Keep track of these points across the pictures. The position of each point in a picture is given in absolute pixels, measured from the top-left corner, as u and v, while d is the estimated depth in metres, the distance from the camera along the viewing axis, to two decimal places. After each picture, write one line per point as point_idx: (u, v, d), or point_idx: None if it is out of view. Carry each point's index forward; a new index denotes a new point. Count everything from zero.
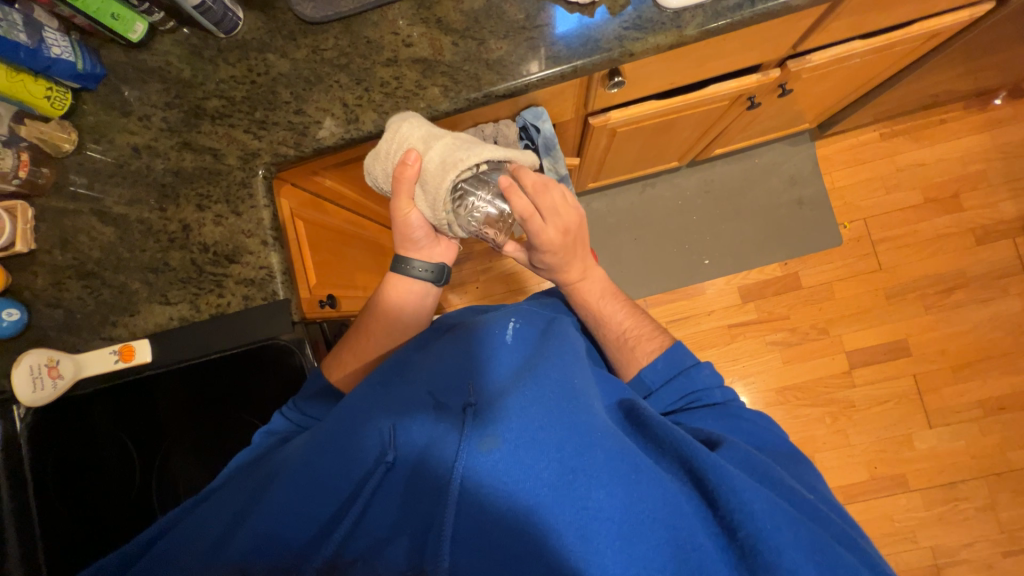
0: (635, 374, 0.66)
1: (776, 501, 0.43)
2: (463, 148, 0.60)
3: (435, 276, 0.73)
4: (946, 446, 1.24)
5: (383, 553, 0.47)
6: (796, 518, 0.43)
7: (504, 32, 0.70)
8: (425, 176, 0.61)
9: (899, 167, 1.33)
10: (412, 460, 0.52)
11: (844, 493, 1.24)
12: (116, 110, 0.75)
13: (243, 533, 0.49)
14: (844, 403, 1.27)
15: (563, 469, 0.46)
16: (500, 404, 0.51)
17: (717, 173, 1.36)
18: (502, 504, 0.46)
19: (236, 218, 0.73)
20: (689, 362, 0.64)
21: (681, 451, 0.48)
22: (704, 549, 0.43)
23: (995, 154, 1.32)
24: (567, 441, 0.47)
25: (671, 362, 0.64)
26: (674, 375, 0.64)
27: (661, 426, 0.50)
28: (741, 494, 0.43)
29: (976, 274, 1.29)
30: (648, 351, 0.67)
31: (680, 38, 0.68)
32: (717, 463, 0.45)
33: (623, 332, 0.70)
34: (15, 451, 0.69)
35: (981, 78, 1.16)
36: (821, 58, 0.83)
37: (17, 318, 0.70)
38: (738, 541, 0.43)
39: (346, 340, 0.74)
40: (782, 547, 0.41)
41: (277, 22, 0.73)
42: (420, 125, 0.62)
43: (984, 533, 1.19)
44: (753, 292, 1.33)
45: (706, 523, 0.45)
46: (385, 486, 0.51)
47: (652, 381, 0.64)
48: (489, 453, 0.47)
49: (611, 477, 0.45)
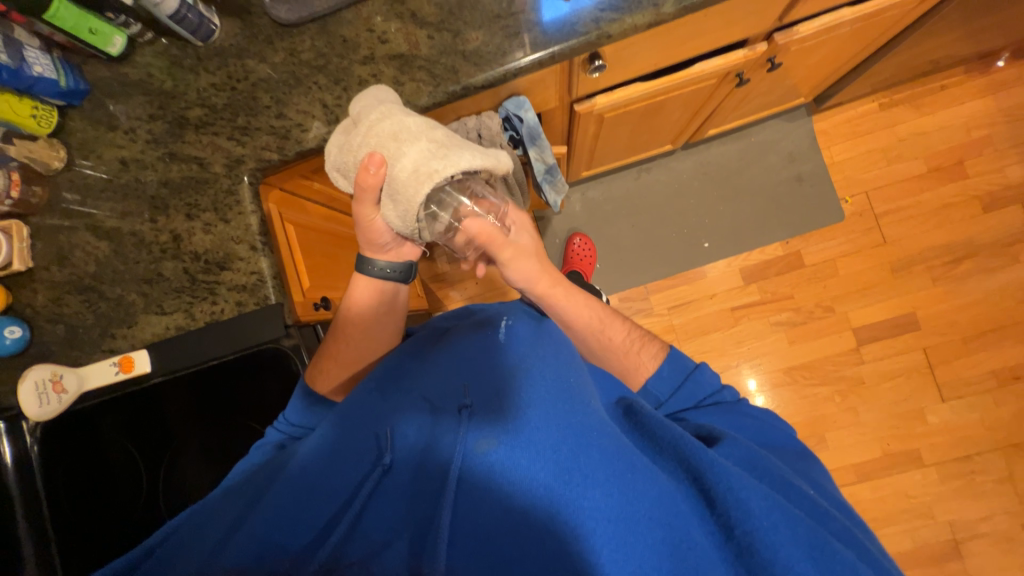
0: (642, 385, 0.63)
1: (774, 496, 0.42)
2: (439, 157, 0.53)
3: (402, 271, 0.72)
4: (960, 419, 1.21)
5: (380, 555, 0.46)
6: (796, 515, 0.42)
7: (480, 22, 0.69)
8: (393, 186, 0.56)
9: (900, 137, 1.30)
10: (409, 464, 0.52)
11: (857, 471, 1.22)
12: (102, 125, 0.75)
13: (240, 535, 0.49)
14: (853, 380, 1.25)
15: (559, 468, 0.46)
16: (500, 408, 0.52)
17: (713, 155, 1.34)
18: (499, 502, 0.46)
19: (225, 225, 0.73)
20: (692, 365, 0.64)
21: (679, 449, 0.48)
22: (699, 547, 0.42)
23: (1000, 118, 1.29)
24: (565, 441, 0.48)
25: (676, 367, 0.63)
26: (682, 381, 0.62)
27: (659, 424, 0.50)
28: (738, 492, 0.42)
29: (984, 243, 1.25)
30: (653, 355, 0.65)
31: (658, 17, 0.66)
32: (715, 460, 0.45)
33: (624, 338, 0.68)
34: (28, 465, 0.71)
35: (981, 40, 1.13)
36: (808, 29, 0.81)
37: (19, 334, 0.71)
38: (736, 539, 0.42)
39: (327, 348, 0.72)
40: (778, 543, 0.40)
41: (254, 27, 0.73)
42: (384, 127, 0.56)
43: (1002, 506, 1.17)
44: (755, 273, 1.31)
45: (704, 520, 0.44)
46: (382, 489, 0.51)
47: (659, 390, 0.62)
48: (488, 453, 0.48)
49: (608, 477, 0.45)
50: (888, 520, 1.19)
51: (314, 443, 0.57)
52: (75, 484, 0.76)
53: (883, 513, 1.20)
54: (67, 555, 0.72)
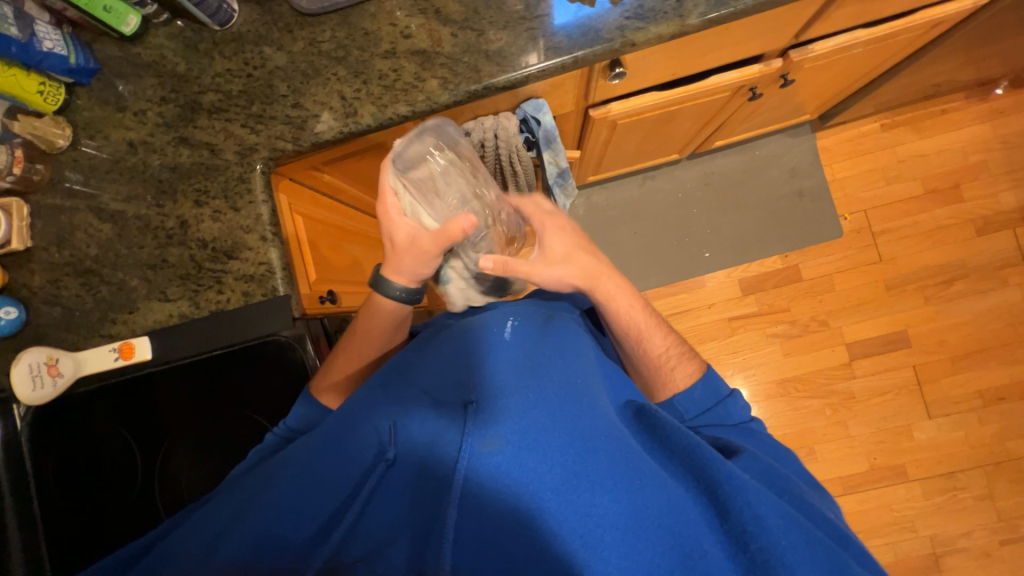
0: (669, 399, 0.62)
1: (792, 515, 0.43)
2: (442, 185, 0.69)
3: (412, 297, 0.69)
4: (945, 436, 1.24)
5: (383, 555, 0.46)
6: (813, 535, 0.42)
7: (503, 22, 0.69)
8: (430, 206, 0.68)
9: (900, 158, 1.33)
10: (411, 461, 0.51)
11: (843, 483, 1.25)
12: (110, 105, 0.74)
13: (237, 534, 0.48)
14: (843, 395, 1.28)
15: (567, 473, 0.45)
16: (500, 407, 0.50)
17: (718, 165, 1.36)
18: (501, 503, 0.45)
19: (234, 213, 0.72)
20: (725, 392, 0.62)
21: (692, 456, 0.47)
22: (711, 558, 0.42)
23: (995, 144, 1.32)
24: (572, 445, 0.46)
25: (709, 390, 0.61)
26: (712, 406, 0.61)
27: (671, 430, 0.50)
28: (757, 508, 0.43)
29: (976, 265, 1.29)
30: (687, 374, 0.63)
31: (682, 28, 0.67)
32: (732, 474, 0.45)
33: (662, 351, 0.65)
34: (16, 449, 0.70)
35: (984, 68, 1.16)
36: (822, 48, 0.82)
37: (15, 315, 0.69)
38: (749, 553, 0.42)
39: (340, 353, 0.70)
40: (795, 564, 0.41)
41: (274, 14, 0.72)
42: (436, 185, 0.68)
43: (982, 523, 1.20)
44: (753, 285, 1.33)
45: (712, 529, 0.44)
46: (384, 486, 0.50)
47: (687, 409, 0.61)
48: (493, 454, 0.46)
49: (615, 483, 0.44)
50: (871, 533, 1.22)
51: (320, 437, 0.57)
52: (69, 473, 0.73)
53: (866, 526, 1.22)
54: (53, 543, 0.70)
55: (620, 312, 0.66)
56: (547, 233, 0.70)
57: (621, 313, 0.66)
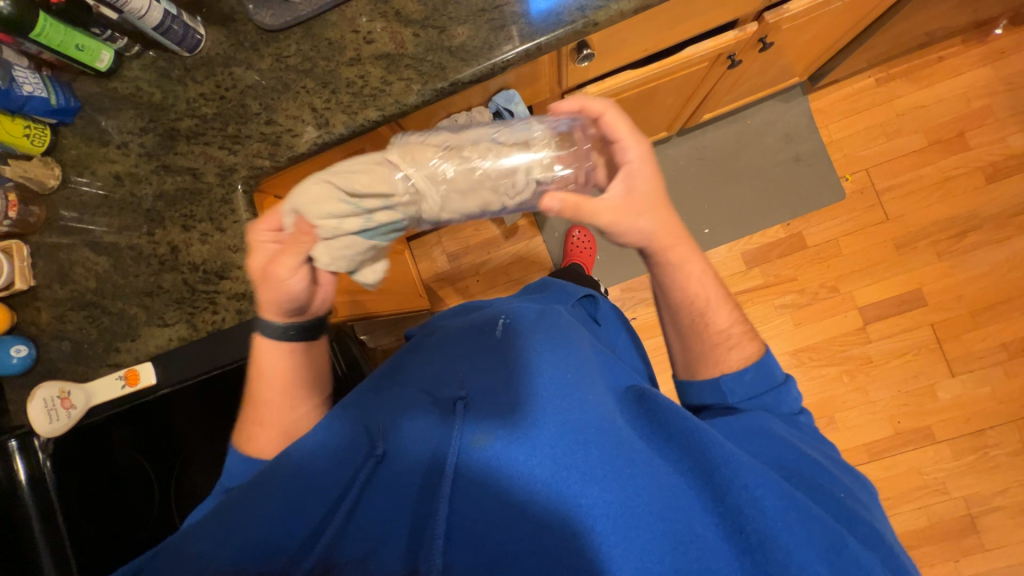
0: (716, 376, 0.60)
1: (791, 497, 0.42)
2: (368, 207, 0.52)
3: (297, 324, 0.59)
4: (971, 393, 1.20)
5: (374, 556, 0.44)
6: (816, 516, 0.41)
7: (464, 17, 0.69)
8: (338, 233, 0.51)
9: (899, 112, 1.28)
10: (405, 458, 0.51)
11: (869, 450, 1.22)
12: (94, 141, 0.75)
13: (230, 536, 0.48)
14: (860, 359, 1.24)
15: (557, 464, 0.45)
16: (496, 405, 0.51)
17: (709, 139, 1.33)
18: (498, 496, 0.46)
19: (221, 234, 0.73)
20: (779, 376, 0.59)
21: (690, 441, 0.46)
22: (703, 541, 0.42)
23: (999, 87, 1.27)
24: (563, 437, 0.47)
25: (763, 375, 0.58)
26: (763, 391, 0.58)
27: (672, 411, 0.49)
28: (754, 490, 0.42)
29: (988, 214, 1.24)
30: (743, 356, 0.60)
31: (645, 1, 0.65)
32: (730, 457, 0.44)
33: (724, 328, 0.61)
34: (42, 479, 0.71)
35: (978, 9, 1.11)
36: (797, 6, 0.80)
37: (26, 352, 0.72)
38: (744, 536, 0.41)
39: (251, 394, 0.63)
40: (792, 546, 0.40)
41: (239, 35, 0.73)
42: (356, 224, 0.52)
43: (1017, 478, 1.16)
44: (757, 257, 1.30)
45: (707, 511, 0.44)
46: (374, 483, 0.50)
47: (732, 391, 0.58)
48: (486, 449, 0.48)
49: (603, 473, 0.44)
50: (902, 499, 1.19)
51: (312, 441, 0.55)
52: (90, 500, 0.75)
53: (897, 492, 1.19)
54: (82, 552, 0.72)
55: (686, 277, 0.60)
56: (637, 174, 0.54)
57: (686, 279, 0.60)
